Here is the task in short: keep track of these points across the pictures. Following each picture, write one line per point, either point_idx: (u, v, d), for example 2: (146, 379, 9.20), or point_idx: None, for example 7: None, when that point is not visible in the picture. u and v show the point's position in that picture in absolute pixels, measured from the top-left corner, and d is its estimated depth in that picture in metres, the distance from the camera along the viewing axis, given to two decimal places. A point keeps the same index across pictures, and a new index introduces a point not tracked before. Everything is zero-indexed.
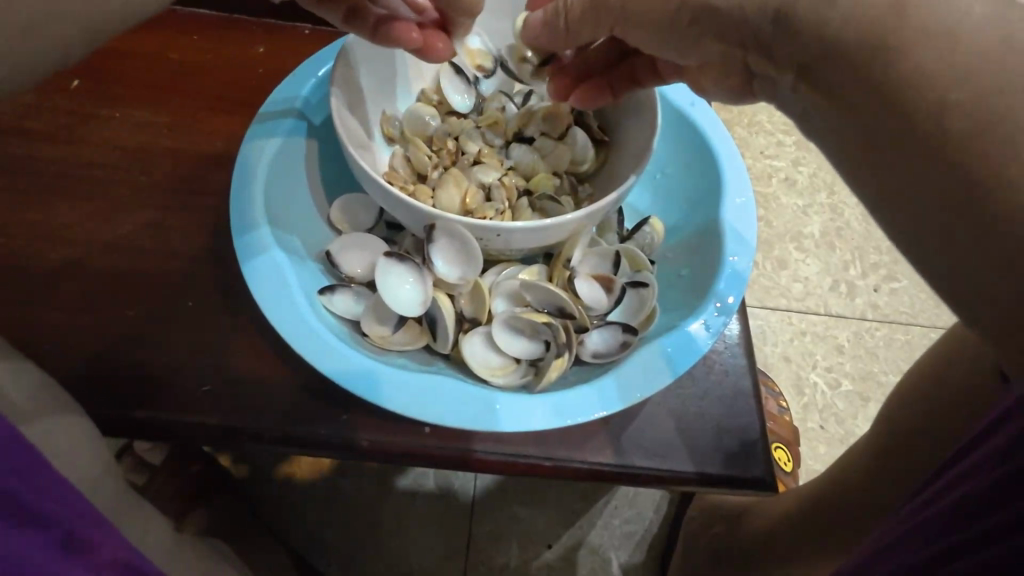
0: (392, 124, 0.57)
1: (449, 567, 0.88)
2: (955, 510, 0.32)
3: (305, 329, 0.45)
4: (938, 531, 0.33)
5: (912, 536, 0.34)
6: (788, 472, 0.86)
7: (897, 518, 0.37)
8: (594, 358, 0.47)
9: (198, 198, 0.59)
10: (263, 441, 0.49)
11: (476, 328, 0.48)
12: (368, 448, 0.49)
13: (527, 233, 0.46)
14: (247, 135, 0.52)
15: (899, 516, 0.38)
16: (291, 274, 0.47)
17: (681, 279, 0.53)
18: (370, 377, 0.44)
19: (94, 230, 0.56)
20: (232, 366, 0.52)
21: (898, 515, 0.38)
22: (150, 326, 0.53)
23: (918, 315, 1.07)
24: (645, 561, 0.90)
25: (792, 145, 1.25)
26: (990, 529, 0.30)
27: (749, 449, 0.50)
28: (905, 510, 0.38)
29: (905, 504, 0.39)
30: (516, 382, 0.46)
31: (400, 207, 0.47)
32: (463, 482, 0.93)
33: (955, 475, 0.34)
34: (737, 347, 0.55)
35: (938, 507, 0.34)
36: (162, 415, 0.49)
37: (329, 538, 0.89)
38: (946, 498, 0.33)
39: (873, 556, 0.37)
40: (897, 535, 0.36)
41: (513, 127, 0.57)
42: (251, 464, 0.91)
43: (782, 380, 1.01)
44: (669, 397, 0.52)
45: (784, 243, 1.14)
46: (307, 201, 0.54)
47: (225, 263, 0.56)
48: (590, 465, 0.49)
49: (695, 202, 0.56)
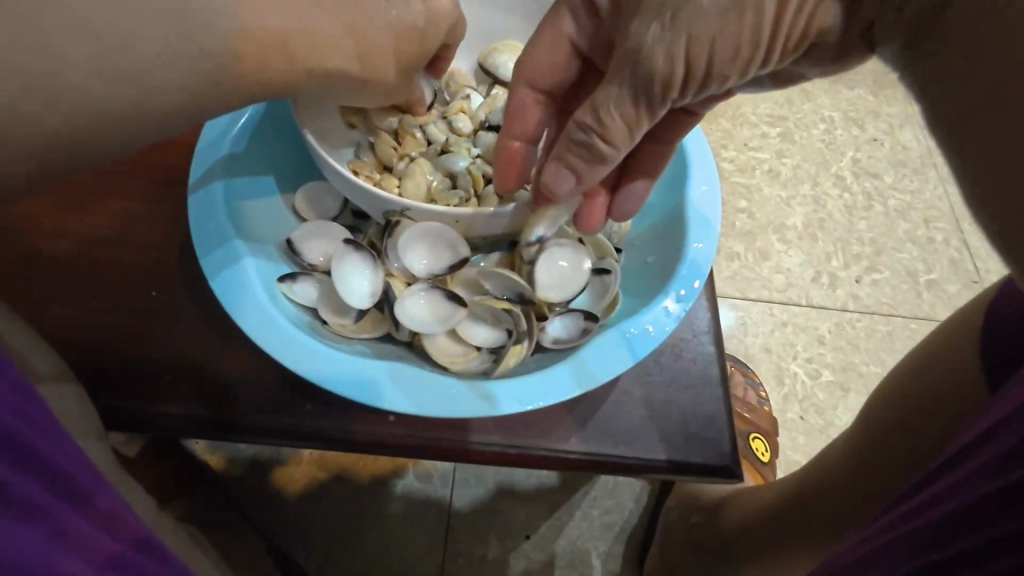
0: (354, 111, 0.54)
1: (428, 560, 0.88)
2: (944, 524, 0.32)
3: (262, 317, 0.45)
4: (933, 538, 0.33)
5: (903, 541, 0.35)
6: (765, 462, 0.86)
7: (881, 523, 0.38)
8: (555, 344, 0.47)
9: (163, 187, 0.58)
10: (225, 431, 0.49)
11: (427, 328, 0.46)
12: (331, 437, 0.49)
13: (486, 221, 0.47)
14: (207, 122, 0.52)
15: (884, 520, 0.38)
16: (248, 262, 0.47)
17: (646, 266, 0.53)
18: (324, 364, 0.44)
19: (57, 219, 0.56)
20: (195, 356, 0.51)
21: (880, 522, 0.39)
22: (111, 316, 0.52)
23: (899, 306, 1.08)
24: (624, 552, 0.90)
25: (776, 137, 1.25)
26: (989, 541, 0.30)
27: (715, 436, 0.50)
28: (900, 511, 0.37)
29: (883, 516, 0.40)
30: (476, 369, 0.46)
31: (361, 193, 0.47)
32: (443, 475, 0.93)
33: (942, 488, 0.34)
34: (707, 335, 0.55)
35: (936, 513, 0.33)
36: (125, 404, 0.49)
37: (307, 531, 0.89)
38: (935, 508, 0.34)
39: (862, 558, 0.37)
40: (888, 540, 0.36)
41: (478, 116, 0.58)
42: (231, 457, 0.92)
43: (762, 371, 1.01)
44: (636, 384, 0.52)
45: (766, 235, 1.14)
46: (272, 190, 0.54)
47: (189, 252, 0.55)
48: (554, 452, 0.49)
49: (664, 188, 0.56)
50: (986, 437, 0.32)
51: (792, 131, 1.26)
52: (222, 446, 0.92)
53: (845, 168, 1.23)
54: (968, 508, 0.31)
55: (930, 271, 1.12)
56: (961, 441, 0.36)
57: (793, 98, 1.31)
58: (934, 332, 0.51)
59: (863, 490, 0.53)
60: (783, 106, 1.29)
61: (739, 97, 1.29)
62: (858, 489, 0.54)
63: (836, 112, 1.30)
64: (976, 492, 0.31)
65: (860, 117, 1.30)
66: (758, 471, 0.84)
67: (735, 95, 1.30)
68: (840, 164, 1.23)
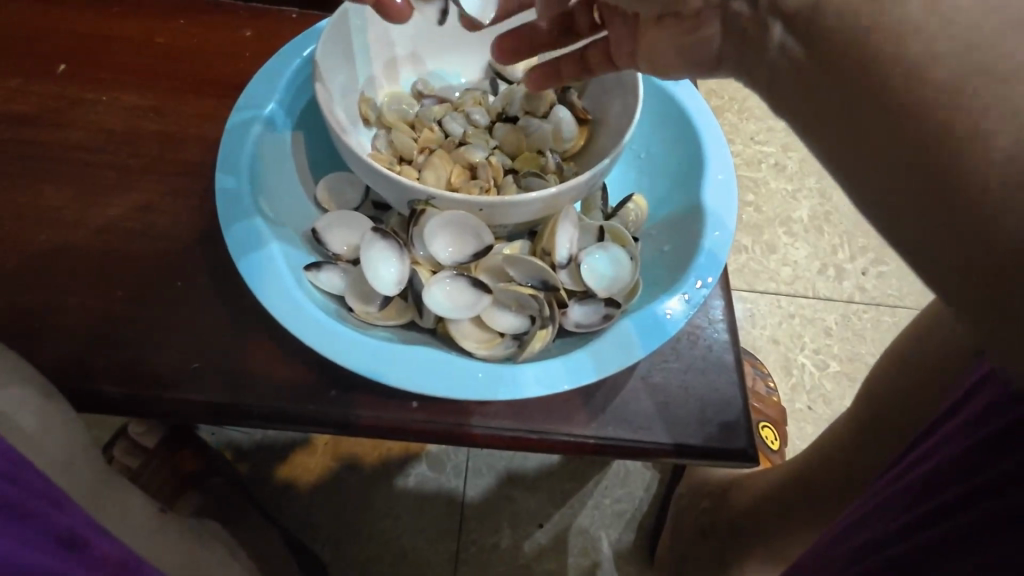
0: (369, 105, 0.58)
1: (441, 549, 0.89)
2: (921, 486, 0.34)
3: (291, 304, 0.46)
4: (911, 500, 0.35)
5: (888, 504, 0.37)
6: (773, 450, 0.87)
7: (876, 488, 0.40)
8: (578, 328, 0.48)
9: (182, 179, 0.59)
10: (251, 419, 0.50)
11: (459, 313, 0.47)
12: (356, 424, 0.50)
13: (510, 209, 0.48)
14: (233, 112, 0.53)
15: (886, 482, 0.39)
16: (276, 250, 0.48)
17: (663, 255, 0.54)
18: (352, 350, 0.45)
19: (79, 211, 0.57)
20: (219, 343, 0.52)
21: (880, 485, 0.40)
22: (134, 307, 0.53)
23: (905, 297, 1.09)
24: (635, 541, 0.91)
25: (782, 131, 1.26)
26: (961, 495, 0.32)
27: (731, 422, 0.51)
28: (886, 478, 0.39)
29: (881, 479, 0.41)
30: (501, 354, 0.47)
31: (385, 182, 0.48)
32: (455, 465, 0.94)
33: (920, 455, 0.37)
34: (721, 324, 0.56)
35: (914, 476, 0.36)
36: (152, 393, 0.50)
37: (321, 521, 0.90)
38: (910, 474, 0.36)
39: (848, 525, 0.40)
40: (884, 499, 0.37)
41: (494, 108, 0.59)
42: (246, 449, 0.93)
43: (769, 362, 1.02)
44: (652, 371, 0.53)
45: (773, 228, 1.15)
46: (294, 181, 0.55)
47: (210, 243, 0.56)
48: (573, 437, 0.50)
49: (679, 178, 0.57)
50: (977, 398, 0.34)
51: None
52: (237, 438, 0.93)
53: None
54: (951, 468, 0.33)
55: None
56: (954, 397, 0.37)
57: None
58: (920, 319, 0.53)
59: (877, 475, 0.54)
60: None
61: (744, 91, 1.30)
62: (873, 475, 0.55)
63: None
64: (960, 450, 0.33)
65: None
66: (768, 459, 0.85)
67: (741, 90, 1.31)
68: None
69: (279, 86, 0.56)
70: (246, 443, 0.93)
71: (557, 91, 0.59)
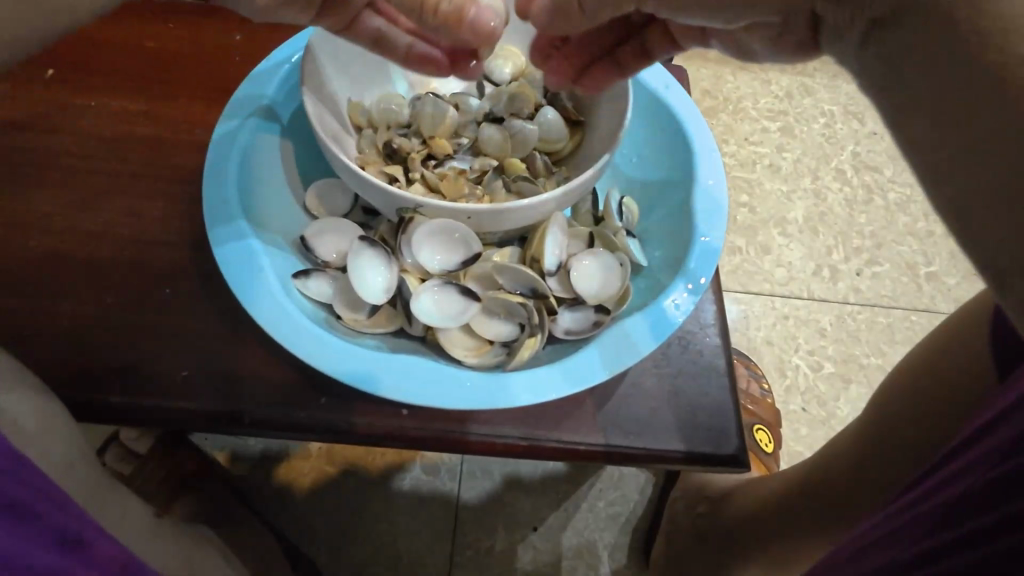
0: (359, 110, 0.58)
1: (435, 552, 0.89)
2: (941, 513, 0.32)
3: (279, 313, 0.46)
4: (932, 528, 0.32)
5: (903, 530, 0.34)
6: (768, 453, 0.87)
7: (893, 506, 0.37)
8: (567, 335, 0.48)
9: (173, 185, 0.59)
10: (242, 426, 0.50)
11: (441, 322, 0.47)
12: (347, 431, 0.50)
13: (499, 216, 0.47)
14: (222, 117, 0.53)
15: (895, 505, 0.37)
16: (264, 258, 0.48)
17: (654, 260, 0.54)
18: (342, 358, 0.45)
19: (68, 218, 0.56)
20: (208, 349, 0.52)
21: (891, 505, 0.37)
22: (124, 314, 0.53)
23: (899, 298, 1.09)
24: (630, 543, 0.91)
25: (776, 132, 1.26)
26: (989, 525, 0.29)
27: (723, 427, 0.51)
28: (902, 499, 0.37)
29: (895, 498, 0.38)
30: (491, 362, 0.47)
31: (373, 190, 0.47)
32: (450, 469, 0.94)
33: (939, 479, 0.34)
34: (713, 328, 0.56)
35: (939, 499, 0.33)
36: (143, 399, 0.50)
37: (315, 525, 0.90)
38: (931, 499, 0.33)
39: (857, 549, 0.37)
40: (899, 524, 0.35)
41: (482, 111, 0.58)
42: (240, 453, 0.92)
43: (765, 364, 1.02)
44: (645, 376, 0.53)
45: (768, 228, 1.15)
46: (283, 189, 0.55)
47: (201, 249, 0.56)
48: (565, 444, 0.50)
49: (670, 181, 0.57)
50: (994, 424, 0.32)
51: (792, 126, 1.27)
52: (230, 442, 0.93)
53: (845, 161, 1.24)
54: (973, 494, 0.30)
55: (930, 264, 1.13)
56: (978, 420, 0.34)
57: (793, 93, 1.32)
58: (938, 326, 0.52)
59: (871, 479, 0.54)
60: (783, 101, 1.30)
61: (739, 91, 1.30)
62: (869, 480, 0.54)
63: (835, 106, 1.31)
64: (982, 477, 0.30)
65: (859, 111, 1.31)
66: (762, 462, 0.85)
67: (736, 91, 1.31)
68: (840, 158, 1.24)
69: (266, 89, 0.56)
70: (240, 446, 0.93)
71: (548, 94, 0.59)
